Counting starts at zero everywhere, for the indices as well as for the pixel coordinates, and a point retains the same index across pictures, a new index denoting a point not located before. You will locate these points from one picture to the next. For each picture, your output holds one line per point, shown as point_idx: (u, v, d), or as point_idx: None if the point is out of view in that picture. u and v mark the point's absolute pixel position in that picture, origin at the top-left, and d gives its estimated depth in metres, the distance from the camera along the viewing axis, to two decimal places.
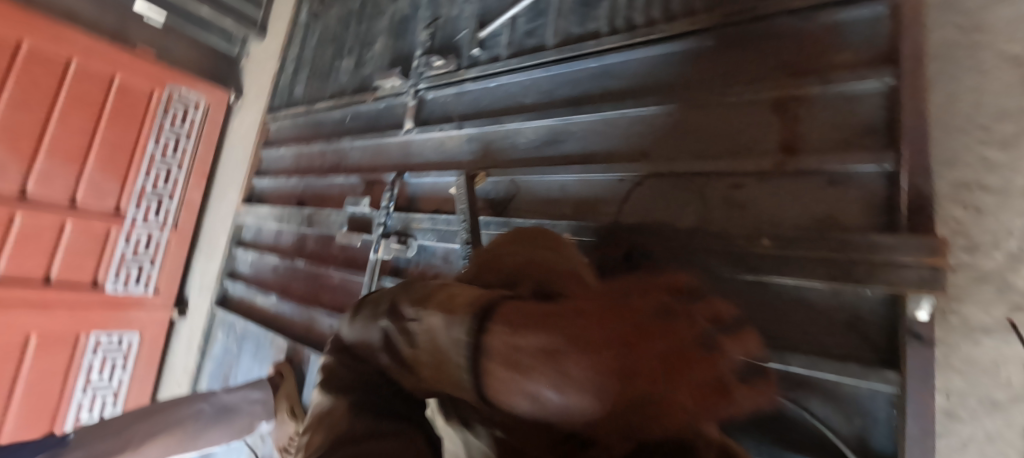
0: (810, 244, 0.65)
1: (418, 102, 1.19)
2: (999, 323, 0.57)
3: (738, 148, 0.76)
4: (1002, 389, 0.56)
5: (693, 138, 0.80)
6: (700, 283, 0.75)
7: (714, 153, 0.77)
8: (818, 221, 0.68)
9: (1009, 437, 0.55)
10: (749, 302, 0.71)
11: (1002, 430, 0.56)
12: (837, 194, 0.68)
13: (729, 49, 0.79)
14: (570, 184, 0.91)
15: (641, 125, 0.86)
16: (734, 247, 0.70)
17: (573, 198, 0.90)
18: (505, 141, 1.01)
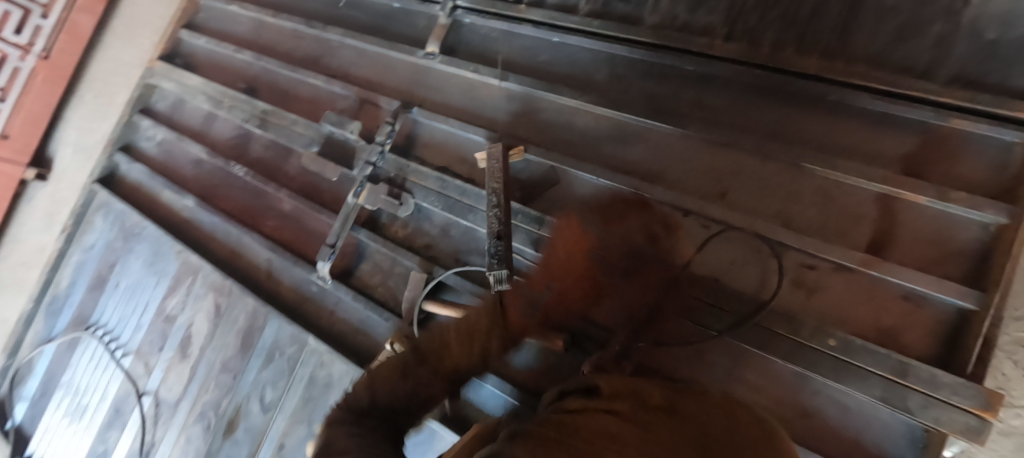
0: (869, 352, 0.63)
1: (452, 22, 0.98)
2: None
3: (824, 228, 0.70)
4: None
5: (779, 197, 0.73)
6: (727, 349, 0.70)
7: (798, 224, 0.71)
8: (881, 331, 0.66)
9: None
10: (771, 385, 0.68)
11: None
12: (910, 313, 0.65)
13: (846, 121, 0.72)
14: (623, 196, 0.79)
15: (727, 161, 0.76)
16: (785, 329, 0.67)
17: (623, 214, 0.78)
18: (558, 118, 0.87)
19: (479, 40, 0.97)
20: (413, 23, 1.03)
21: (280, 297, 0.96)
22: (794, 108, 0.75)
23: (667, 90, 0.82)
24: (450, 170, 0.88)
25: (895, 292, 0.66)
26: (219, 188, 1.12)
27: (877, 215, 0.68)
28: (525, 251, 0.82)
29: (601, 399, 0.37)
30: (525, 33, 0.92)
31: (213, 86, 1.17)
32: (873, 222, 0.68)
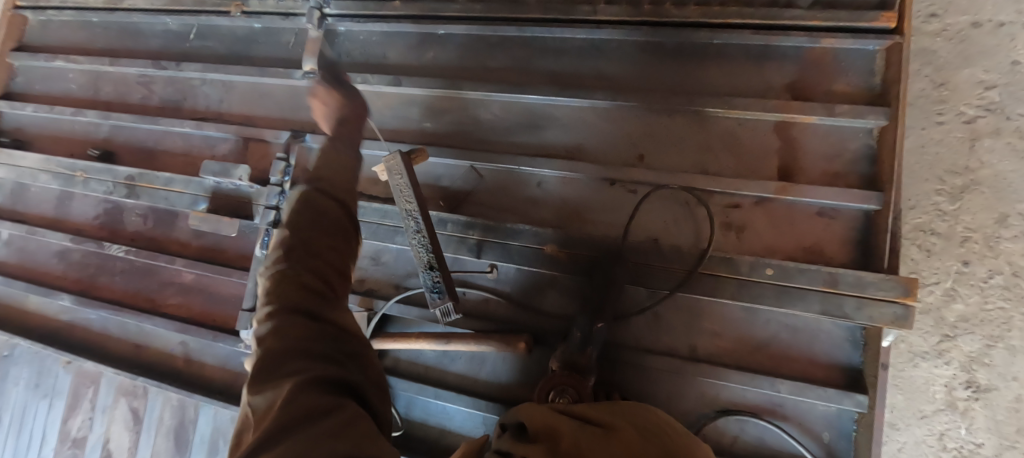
0: (802, 271, 0.67)
1: (324, 34, 0.89)
2: (930, 347, 0.74)
3: (737, 166, 0.73)
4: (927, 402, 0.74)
5: (692, 146, 0.74)
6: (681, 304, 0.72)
7: (715, 168, 0.73)
8: (807, 247, 0.70)
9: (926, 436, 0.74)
10: (727, 327, 0.70)
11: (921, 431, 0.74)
12: (826, 223, 0.70)
13: (734, 59, 0.75)
14: (549, 180, 0.78)
15: (637, 123, 0.76)
16: (725, 270, 0.69)
17: (552, 200, 0.78)
18: (463, 116, 0.83)
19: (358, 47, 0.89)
20: (281, 41, 0.93)
21: (211, 379, 0.87)
22: (686, 57, 0.76)
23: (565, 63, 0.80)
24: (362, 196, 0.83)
25: (813, 208, 0.70)
26: (100, 275, 0.98)
27: (778, 143, 0.72)
28: (465, 259, 0.79)
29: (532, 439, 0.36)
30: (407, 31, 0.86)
31: (56, 161, 1.01)
32: (778, 150, 0.72)
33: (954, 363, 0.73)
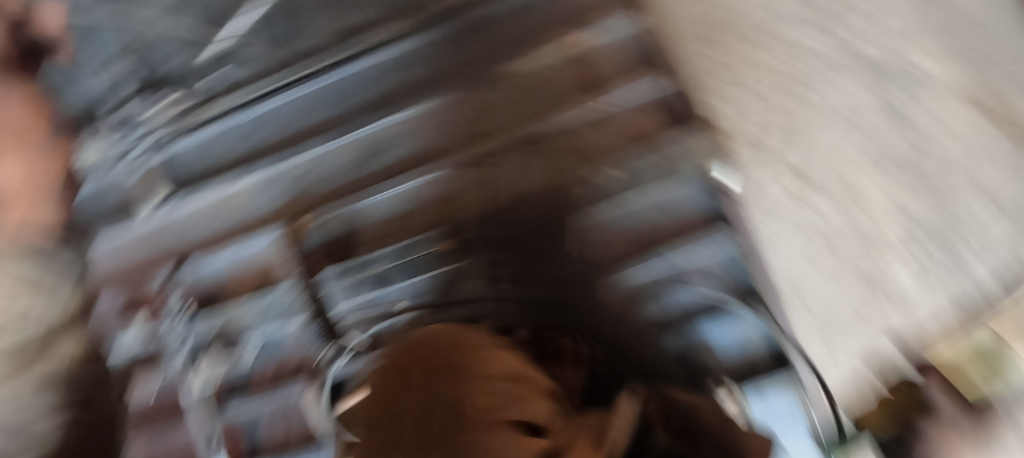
0: (635, 153, 0.78)
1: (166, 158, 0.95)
2: (751, 154, 0.80)
3: (549, 99, 0.83)
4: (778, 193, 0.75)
5: (506, 103, 0.84)
6: (573, 230, 0.80)
7: (534, 110, 0.83)
8: (631, 133, 0.79)
9: (796, 226, 0.74)
10: (611, 229, 0.79)
11: (792, 218, 0.74)
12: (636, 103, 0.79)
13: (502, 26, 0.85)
14: (413, 191, 0.85)
15: (456, 107, 0.85)
16: (583, 185, 0.80)
17: (425, 202, 0.85)
18: (315, 173, 0.90)
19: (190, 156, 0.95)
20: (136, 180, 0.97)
21: None
22: (460, 40, 0.86)
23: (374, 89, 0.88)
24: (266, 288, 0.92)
25: (619, 100, 0.80)
26: None
27: (569, 66, 0.83)
28: (381, 290, 0.86)
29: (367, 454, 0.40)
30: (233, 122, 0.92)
31: None
32: (568, 73, 0.83)
33: (771, 155, 0.80)
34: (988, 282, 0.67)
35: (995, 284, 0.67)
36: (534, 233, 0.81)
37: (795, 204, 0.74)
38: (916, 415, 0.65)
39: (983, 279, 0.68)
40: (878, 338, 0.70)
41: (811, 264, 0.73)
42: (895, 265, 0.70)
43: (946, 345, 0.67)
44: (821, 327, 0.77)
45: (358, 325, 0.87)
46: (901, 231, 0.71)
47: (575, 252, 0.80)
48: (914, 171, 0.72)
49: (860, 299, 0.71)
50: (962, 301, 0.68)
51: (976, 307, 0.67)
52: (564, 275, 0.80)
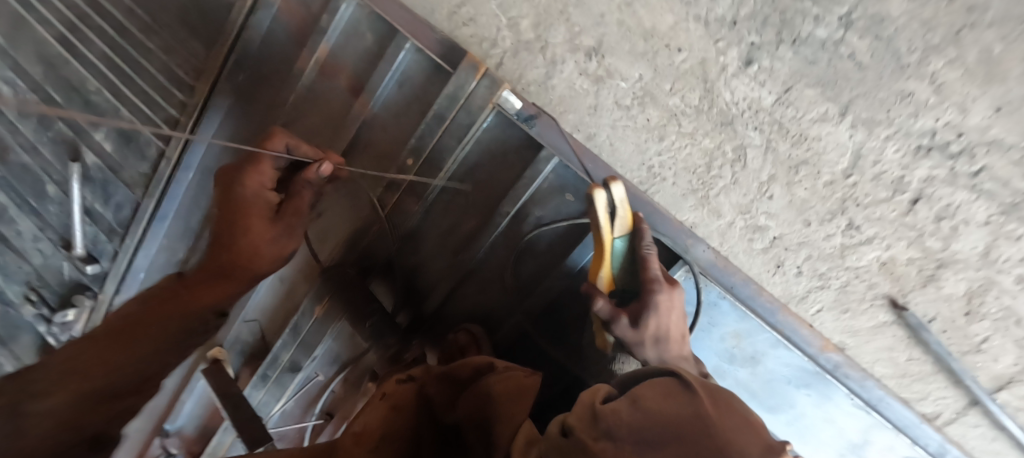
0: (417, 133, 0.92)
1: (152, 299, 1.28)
2: (543, 64, 0.77)
3: (331, 107, 0.98)
4: (584, 96, 0.77)
5: (312, 127, 1.00)
6: (433, 230, 1.04)
7: (323, 111, 0.98)
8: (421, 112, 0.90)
9: (617, 117, 0.76)
10: (455, 206, 0.99)
11: (612, 117, 0.77)
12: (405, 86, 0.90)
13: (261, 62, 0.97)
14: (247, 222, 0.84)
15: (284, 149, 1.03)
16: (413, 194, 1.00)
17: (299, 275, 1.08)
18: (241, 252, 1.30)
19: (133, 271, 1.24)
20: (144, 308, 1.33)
21: None
22: (239, 95, 1.00)
23: (184, 121, 1.01)
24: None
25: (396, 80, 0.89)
26: None
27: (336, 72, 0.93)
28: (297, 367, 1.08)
29: None
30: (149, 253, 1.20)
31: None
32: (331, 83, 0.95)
33: (562, 55, 0.75)
34: (768, 103, 0.67)
35: (775, 100, 0.66)
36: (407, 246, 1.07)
37: (604, 93, 0.75)
38: (638, 268, 0.77)
39: (764, 100, 0.66)
40: (739, 159, 0.72)
41: (630, 141, 0.77)
42: (726, 94, 0.68)
43: (762, 241, 0.77)
44: (677, 189, 0.78)
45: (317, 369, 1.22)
46: (693, 71, 0.68)
47: (445, 238, 1.03)
48: (652, 37, 0.69)
49: (713, 140, 0.72)
50: (777, 113, 0.67)
51: (789, 119, 0.67)
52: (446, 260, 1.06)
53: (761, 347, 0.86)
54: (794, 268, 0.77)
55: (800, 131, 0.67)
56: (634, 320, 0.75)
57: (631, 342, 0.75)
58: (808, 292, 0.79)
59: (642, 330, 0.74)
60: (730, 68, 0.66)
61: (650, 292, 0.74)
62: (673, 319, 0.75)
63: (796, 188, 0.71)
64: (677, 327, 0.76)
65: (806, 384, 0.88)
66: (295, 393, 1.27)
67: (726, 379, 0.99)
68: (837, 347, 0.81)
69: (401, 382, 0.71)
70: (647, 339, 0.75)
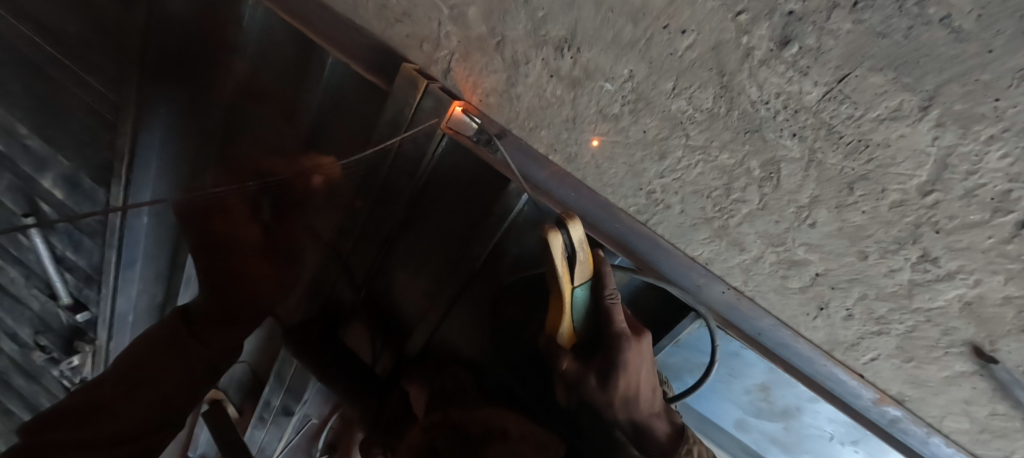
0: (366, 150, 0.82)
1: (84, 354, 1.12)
2: (502, 67, 0.65)
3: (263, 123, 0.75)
4: (559, 106, 0.65)
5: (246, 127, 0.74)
6: (403, 265, 1.08)
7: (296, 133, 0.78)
8: (364, 128, 0.81)
9: (603, 130, 0.65)
10: (433, 238, 0.99)
11: (596, 130, 0.66)
12: (337, 102, 0.79)
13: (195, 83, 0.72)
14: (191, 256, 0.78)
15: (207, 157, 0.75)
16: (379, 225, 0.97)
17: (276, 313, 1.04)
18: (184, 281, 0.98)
19: (120, 317, 1.15)
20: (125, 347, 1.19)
21: None
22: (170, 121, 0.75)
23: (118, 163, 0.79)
24: (256, 371, 1.42)
25: (331, 103, 0.79)
26: None
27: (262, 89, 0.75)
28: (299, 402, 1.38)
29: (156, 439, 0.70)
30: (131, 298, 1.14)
31: None
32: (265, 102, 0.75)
33: (525, 53, 0.62)
34: (812, 98, 0.51)
35: (824, 93, 0.50)
36: (375, 283, 1.13)
37: (584, 99, 0.63)
38: (603, 321, 0.73)
39: (808, 94, 0.51)
40: (770, 176, 0.60)
41: (621, 161, 0.67)
42: (752, 89, 0.53)
43: (800, 280, 0.69)
44: (686, 218, 0.69)
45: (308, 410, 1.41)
46: (705, 61, 0.53)
47: (420, 270, 1.07)
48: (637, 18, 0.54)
49: (732, 153, 0.59)
50: (825, 110, 0.51)
51: (841, 118, 0.51)
52: (423, 293, 1.11)
53: (795, 400, 0.84)
54: (844, 311, 0.69)
55: (856, 135, 0.52)
56: (603, 374, 0.75)
57: (602, 401, 0.77)
58: (860, 340, 0.70)
59: (611, 388, 0.75)
60: (757, 52, 0.50)
61: (619, 347, 0.72)
62: (642, 371, 0.75)
63: (849, 211, 0.59)
64: (647, 379, 0.76)
65: (854, 441, 0.84)
66: (298, 430, 1.48)
67: (750, 432, 0.99)
68: (895, 400, 0.75)
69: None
70: (616, 402, 0.76)
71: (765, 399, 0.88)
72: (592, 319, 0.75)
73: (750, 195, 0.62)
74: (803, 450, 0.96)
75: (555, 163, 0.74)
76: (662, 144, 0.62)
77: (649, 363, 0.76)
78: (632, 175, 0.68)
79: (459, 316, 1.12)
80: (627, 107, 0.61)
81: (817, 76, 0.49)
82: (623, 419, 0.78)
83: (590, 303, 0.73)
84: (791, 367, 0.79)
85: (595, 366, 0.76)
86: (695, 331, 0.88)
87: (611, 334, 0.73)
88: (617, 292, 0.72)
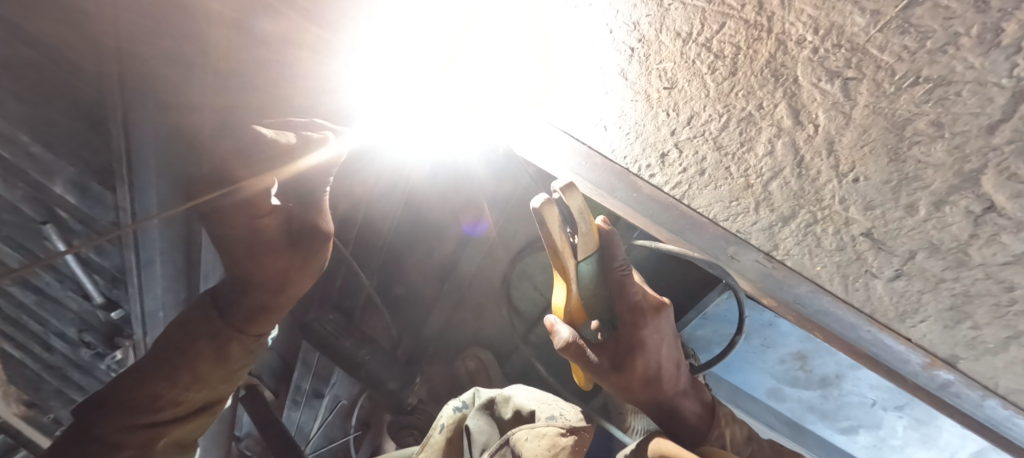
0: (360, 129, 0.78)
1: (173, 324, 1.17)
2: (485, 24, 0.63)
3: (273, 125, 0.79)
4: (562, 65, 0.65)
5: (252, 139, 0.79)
6: (421, 245, 1.08)
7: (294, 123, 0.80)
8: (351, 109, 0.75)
9: (610, 88, 0.65)
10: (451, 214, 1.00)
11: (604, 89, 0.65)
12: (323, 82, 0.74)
13: None
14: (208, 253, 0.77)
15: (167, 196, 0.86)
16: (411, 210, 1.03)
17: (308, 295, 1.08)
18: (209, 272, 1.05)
19: (150, 314, 1.11)
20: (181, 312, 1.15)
21: None
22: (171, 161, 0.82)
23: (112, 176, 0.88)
24: (285, 354, 1.41)
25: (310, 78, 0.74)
26: None
27: None
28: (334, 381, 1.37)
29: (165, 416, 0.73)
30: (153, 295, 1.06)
31: None
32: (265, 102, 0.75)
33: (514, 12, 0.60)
34: (863, 32, 0.49)
35: (877, 25, 0.47)
36: (393, 263, 1.13)
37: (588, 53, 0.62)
38: (615, 293, 0.71)
39: (858, 27, 0.48)
40: (807, 128, 0.59)
41: (634, 120, 0.67)
42: (786, 27, 0.51)
43: (840, 241, 0.68)
44: (709, 179, 0.69)
45: (343, 388, 1.38)
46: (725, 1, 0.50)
47: (438, 250, 1.08)
48: None
49: (762, 104, 0.59)
50: (878, 47, 0.49)
51: (899, 53, 0.49)
52: (439, 278, 1.11)
53: (836, 366, 0.83)
54: (892, 271, 0.67)
55: (917, 74, 0.50)
56: (619, 356, 0.72)
57: (621, 385, 0.73)
58: (909, 301, 0.70)
59: (628, 369, 0.71)
60: None
61: (636, 320, 0.71)
62: (663, 346, 0.72)
63: (904, 162, 0.58)
64: (668, 356, 0.73)
65: (898, 406, 0.83)
66: (331, 410, 1.45)
67: (787, 401, 0.96)
68: (946, 363, 0.73)
69: (437, 434, 0.75)
70: (636, 383, 0.72)
71: (801, 368, 0.88)
72: (604, 294, 0.72)
73: (780, 147, 0.62)
74: (842, 419, 0.92)
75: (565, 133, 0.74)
76: (681, 99, 0.62)
77: (668, 335, 0.73)
78: (649, 135, 0.68)
79: (478, 302, 1.11)
80: (635, 59, 0.60)
81: (877, 4, 0.46)
82: (645, 399, 0.73)
83: (599, 277, 0.71)
84: (835, 333, 0.78)
85: (612, 347, 0.73)
86: (724, 302, 0.85)
87: (624, 305, 0.71)
88: (627, 263, 0.70)
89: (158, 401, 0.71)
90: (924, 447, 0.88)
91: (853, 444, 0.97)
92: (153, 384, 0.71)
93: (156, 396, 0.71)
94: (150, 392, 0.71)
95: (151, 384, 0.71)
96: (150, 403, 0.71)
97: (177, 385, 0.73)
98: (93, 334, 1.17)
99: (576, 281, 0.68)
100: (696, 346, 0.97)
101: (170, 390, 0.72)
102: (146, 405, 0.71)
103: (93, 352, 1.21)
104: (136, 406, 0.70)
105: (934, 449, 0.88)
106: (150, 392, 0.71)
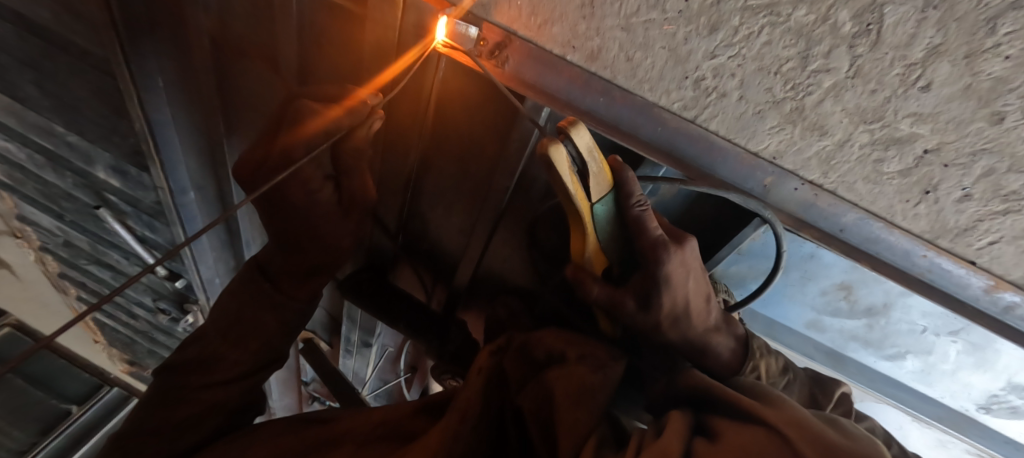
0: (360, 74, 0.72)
1: (206, 282, 1.21)
2: None
3: (267, 86, 0.77)
4: None
5: (247, 103, 0.80)
6: (436, 205, 1.07)
7: (286, 76, 0.75)
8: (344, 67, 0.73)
9: (631, 9, 0.58)
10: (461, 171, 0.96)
11: (624, 12, 0.58)
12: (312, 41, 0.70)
13: (235, 94, 0.79)
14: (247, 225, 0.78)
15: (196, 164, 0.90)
16: (429, 170, 0.99)
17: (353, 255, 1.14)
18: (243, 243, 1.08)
19: (208, 280, 1.19)
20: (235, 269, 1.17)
21: None
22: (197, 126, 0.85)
23: (145, 147, 0.87)
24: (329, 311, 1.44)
25: (309, 36, 0.70)
26: None
27: (242, 43, 0.72)
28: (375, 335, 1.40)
29: (229, 367, 0.73)
30: (204, 261, 1.12)
31: None
32: (271, 70, 0.74)
33: None
34: None
35: None
36: (416, 218, 1.12)
37: None
38: (634, 233, 0.66)
39: None
40: (868, 30, 0.52)
41: (658, 46, 0.60)
42: None
43: (899, 162, 0.62)
44: (745, 105, 0.62)
45: (386, 339, 1.42)
46: None
47: (452, 212, 1.06)
48: None
49: (813, 9, 0.52)
50: None
51: None
52: (459, 231, 1.10)
53: (885, 296, 0.79)
54: (961, 190, 0.62)
55: None
56: (645, 300, 0.67)
57: (649, 325, 0.68)
58: (977, 222, 0.64)
59: (656, 308, 0.67)
60: None
61: (664, 257, 0.64)
62: (688, 279, 0.67)
63: (988, 59, 0.51)
64: (695, 290, 0.69)
65: (952, 331, 0.79)
66: (377, 360, 1.50)
67: (829, 332, 0.93)
68: (1012, 284, 0.69)
69: (476, 375, 0.68)
70: (666, 322, 0.68)
71: (845, 299, 0.83)
72: (619, 234, 0.68)
73: (833, 58, 0.55)
74: (889, 346, 0.89)
75: (572, 67, 0.65)
76: (714, 13, 0.55)
77: (695, 269, 0.68)
78: (674, 61, 0.61)
79: (504, 252, 1.08)
80: None
81: None
82: (675, 338, 0.70)
83: (612, 217, 0.66)
84: (888, 262, 0.72)
85: (634, 288, 0.68)
86: (762, 236, 0.80)
87: (644, 243, 0.65)
88: (646, 199, 0.65)
89: (218, 353, 0.73)
90: (978, 371, 0.85)
91: (899, 371, 0.94)
92: (211, 340, 0.73)
93: (218, 347, 0.73)
94: (208, 348, 0.73)
95: (207, 341, 0.73)
96: (212, 357, 0.72)
97: (228, 341, 0.73)
98: (165, 302, 1.41)
99: (591, 224, 0.63)
100: (730, 283, 0.93)
101: (226, 343, 0.73)
102: (208, 358, 0.72)
103: (170, 316, 1.47)
104: (202, 358, 0.72)
105: (989, 373, 0.84)
106: (213, 343, 0.73)
